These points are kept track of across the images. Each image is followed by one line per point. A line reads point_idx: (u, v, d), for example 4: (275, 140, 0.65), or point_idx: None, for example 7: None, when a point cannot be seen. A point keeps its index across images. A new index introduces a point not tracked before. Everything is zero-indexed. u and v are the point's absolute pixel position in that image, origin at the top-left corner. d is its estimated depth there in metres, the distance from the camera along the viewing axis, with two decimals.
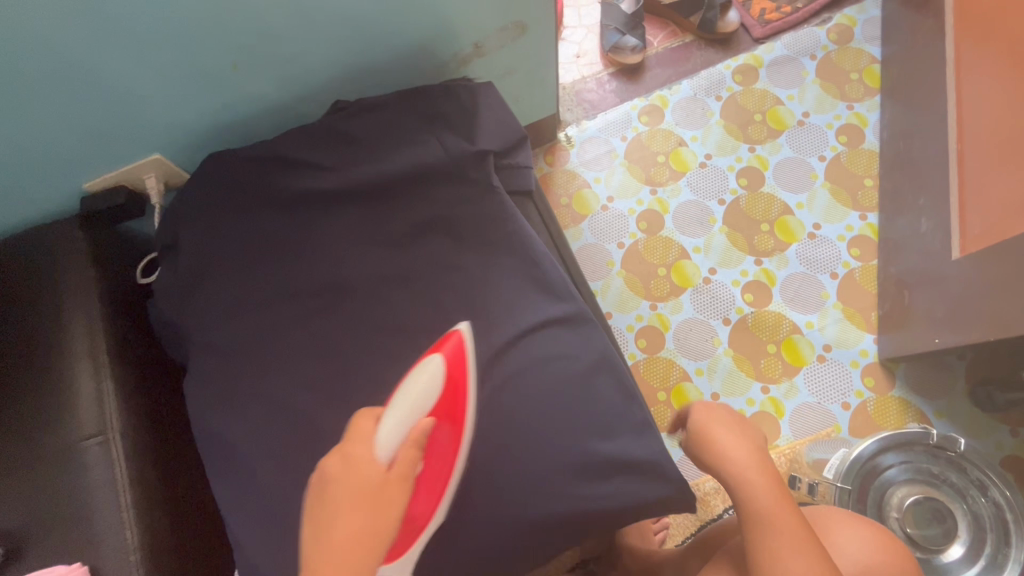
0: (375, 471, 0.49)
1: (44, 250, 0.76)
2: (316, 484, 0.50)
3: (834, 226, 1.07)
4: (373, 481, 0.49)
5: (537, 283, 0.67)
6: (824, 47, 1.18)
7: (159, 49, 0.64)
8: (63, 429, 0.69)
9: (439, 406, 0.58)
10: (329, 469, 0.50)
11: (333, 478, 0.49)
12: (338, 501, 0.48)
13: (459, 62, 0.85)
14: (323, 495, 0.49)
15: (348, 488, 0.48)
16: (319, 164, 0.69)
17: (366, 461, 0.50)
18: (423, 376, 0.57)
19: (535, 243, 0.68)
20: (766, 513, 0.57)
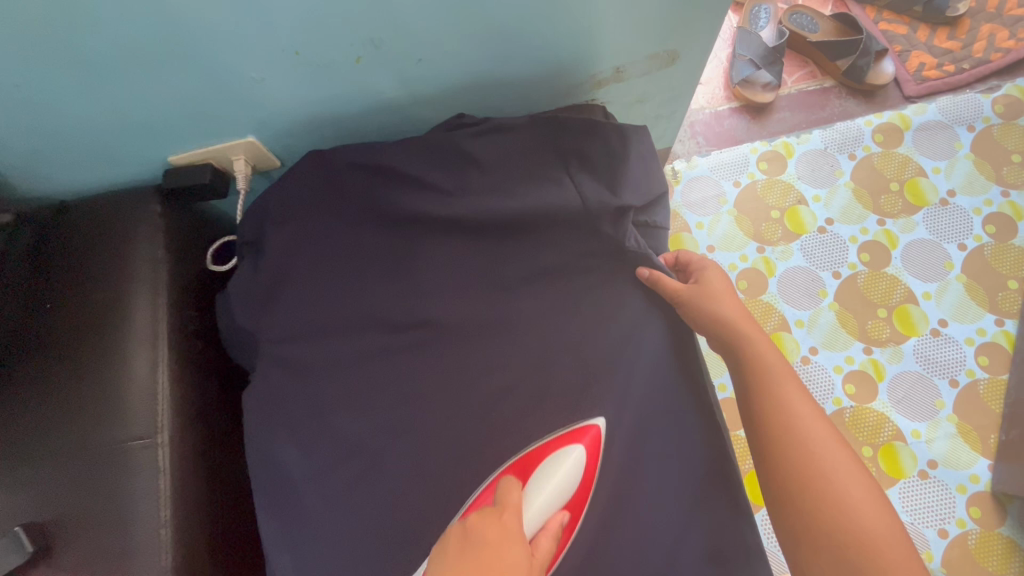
0: (525, 555, 0.46)
1: (118, 221, 0.70)
2: (464, 536, 0.47)
3: (964, 326, 0.95)
4: (521, 572, 0.45)
5: (654, 365, 0.61)
6: (985, 119, 1.04)
7: (282, 32, 0.56)
8: (111, 424, 0.63)
9: (569, 503, 0.54)
10: (480, 530, 0.47)
11: (485, 546, 0.45)
12: (474, 569, 0.44)
13: (593, 84, 0.75)
14: (464, 560, 0.45)
15: (493, 562, 0.44)
16: (439, 185, 0.63)
17: (516, 541, 0.46)
18: (566, 466, 0.54)
19: (657, 318, 0.62)
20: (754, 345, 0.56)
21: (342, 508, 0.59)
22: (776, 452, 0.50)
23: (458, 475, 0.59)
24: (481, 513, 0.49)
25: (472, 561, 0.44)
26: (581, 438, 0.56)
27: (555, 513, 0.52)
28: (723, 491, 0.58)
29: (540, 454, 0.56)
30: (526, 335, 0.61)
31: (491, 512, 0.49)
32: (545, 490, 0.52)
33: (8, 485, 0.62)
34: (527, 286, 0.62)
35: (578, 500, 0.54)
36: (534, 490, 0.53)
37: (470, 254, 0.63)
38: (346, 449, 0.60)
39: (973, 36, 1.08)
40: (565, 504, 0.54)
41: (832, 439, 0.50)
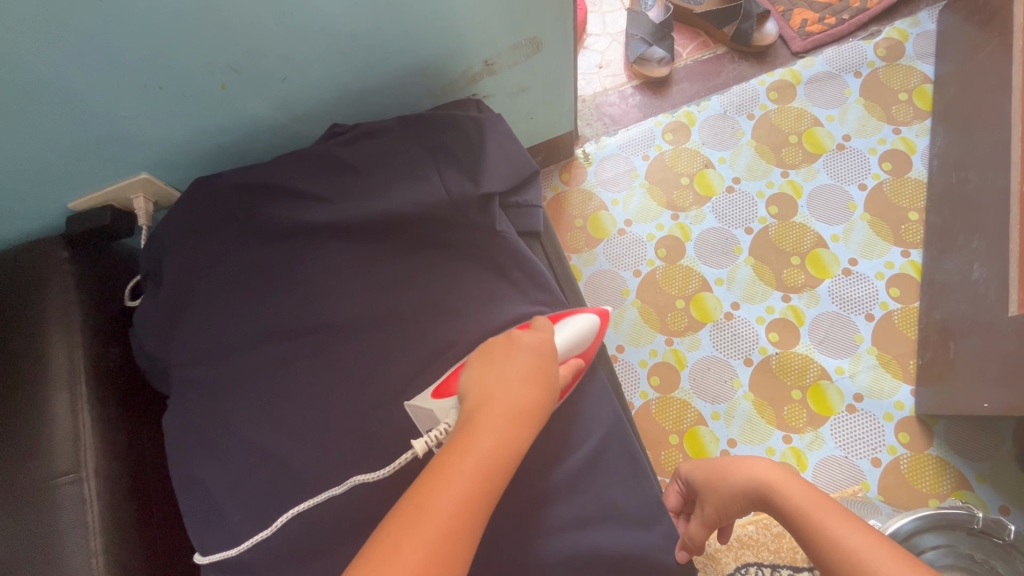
0: (554, 364, 0.55)
1: (27, 271, 0.73)
2: (505, 341, 0.55)
3: (872, 262, 0.99)
4: (551, 373, 0.54)
5: None
6: (870, 63, 1.08)
7: (139, 71, 0.60)
8: (34, 464, 0.65)
9: (583, 353, 0.65)
10: (519, 337, 0.56)
11: (525, 346, 0.54)
12: (519, 368, 0.52)
13: (467, 80, 0.79)
14: (508, 358, 0.54)
15: (535, 365, 0.53)
16: (319, 193, 0.66)
17: (549, 353, 0.56)
18: (584, 323, 0.65)
19: (539, 292, 0.67)
20: (760, 484, 0.60)
21: (259, 513, 0.61)
22: (821, 552, 0.51)
23: (369, 463, 0.62)
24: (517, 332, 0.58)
25: (510, 357, 0.54)
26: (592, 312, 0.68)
27: (572, 356, 0.62)
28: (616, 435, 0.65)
29: (560, 313, 0.66)
30: (417, 322, 0.65)
31: (529, 329, 0.58)
32: (569, 332, 0.63)
33: None
34: (413, 277, 0.66)
35: (587, 353, 0.65)
36: (559, 329, 0.63)
37: (355, 256, 0.66)
38: (258, 456, 0.63)
39: None
40: (580, 354, 0.64)
41: (847, 522, 0.52)
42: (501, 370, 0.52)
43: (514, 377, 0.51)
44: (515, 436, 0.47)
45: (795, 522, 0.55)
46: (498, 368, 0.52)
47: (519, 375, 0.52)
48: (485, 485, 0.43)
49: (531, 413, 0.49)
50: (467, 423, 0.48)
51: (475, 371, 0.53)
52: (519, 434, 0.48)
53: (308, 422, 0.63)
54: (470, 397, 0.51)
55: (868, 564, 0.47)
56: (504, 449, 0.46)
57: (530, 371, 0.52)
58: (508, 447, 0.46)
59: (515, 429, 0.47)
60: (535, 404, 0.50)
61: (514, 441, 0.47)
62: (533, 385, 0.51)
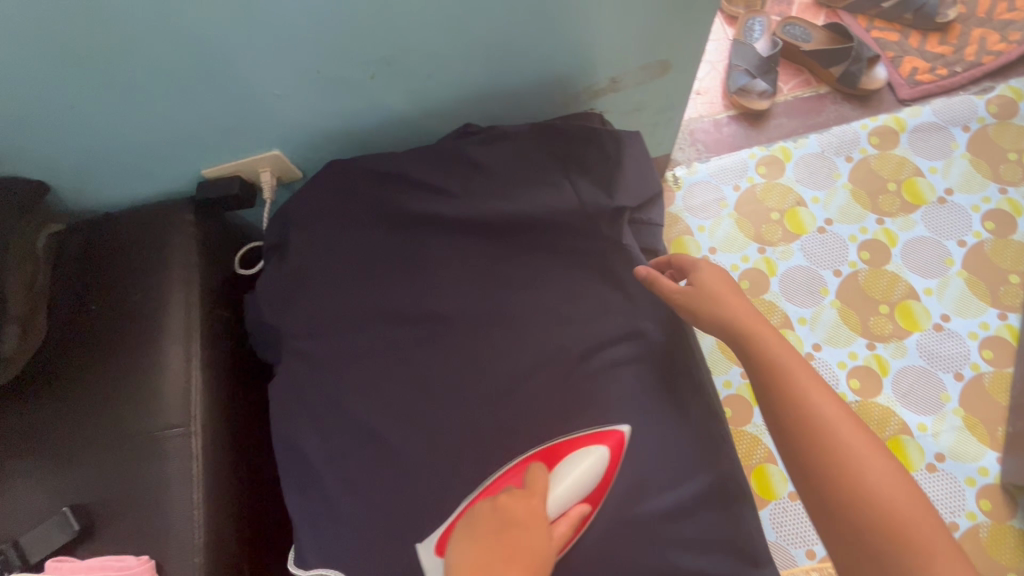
0: (547, 536, 0.49)
1: (157, 230, 0.77)
2: (495, 513, 0.49)
3: (966, 320, 0.96)
4: (543, 553, 0.47)
5: (649, 353, 0.65)
6: (980, 119, 1.06)
7: (303, 52, 0.63)
8: (149, 413, 0.68)
9: (589, 496, 0.57)
10: (510, 510, 0.49)
11: (517, 521, 0.48)
12: (506, 546, 0.46)
13: (590, 94, 0.81)
14: (493, 532, 0.48)
15: (524, 542, 0.47)
16: (449, 189, 0.68)
17: (540, 522, 0.50)
18: (590, 462, 0.57)
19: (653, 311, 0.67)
20: (750, 330, 0.57)
21: (357, 488, 0.63)
22: (798, 422, 0.52)
23: (469, 457, 0.63)
24: (509, 495, 0.52)
25: (502, 537, 0.47)
26: (605, 441, 0.59)
27: (576, 506, 0.54)
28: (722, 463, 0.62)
29: (567, 445, 0.60)
30: (528, 325, 0.66)
31: (520, 493, 0.52)
32: (569, 479, 0.56)
33: (51, 468, 0.67)
34: (528, 280, 0.67)
35: (595, 498, 0.57)
36: (557, 477, 0.56)
37: (476, 253, 0.68)
38: (362, 433, 0.65)
39: (964, 41, 1.11)
40: (584, 498, 0.56)
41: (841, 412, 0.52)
42: (491, 553, 0.46)
43: (497, 562, 0.45)
44: None
45: (774, 378, 0.54)
46: (482, 546, 0.46)
47: (505, 559, 0.45)
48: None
49: None
50: None
51: (461, 547, 0.48)
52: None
53: (412, 407, 0.65)
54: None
55: (849, 455, 0.50)
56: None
57: (525, 558, 0.46)
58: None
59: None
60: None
61: None
62: (520, 566, 0.45)
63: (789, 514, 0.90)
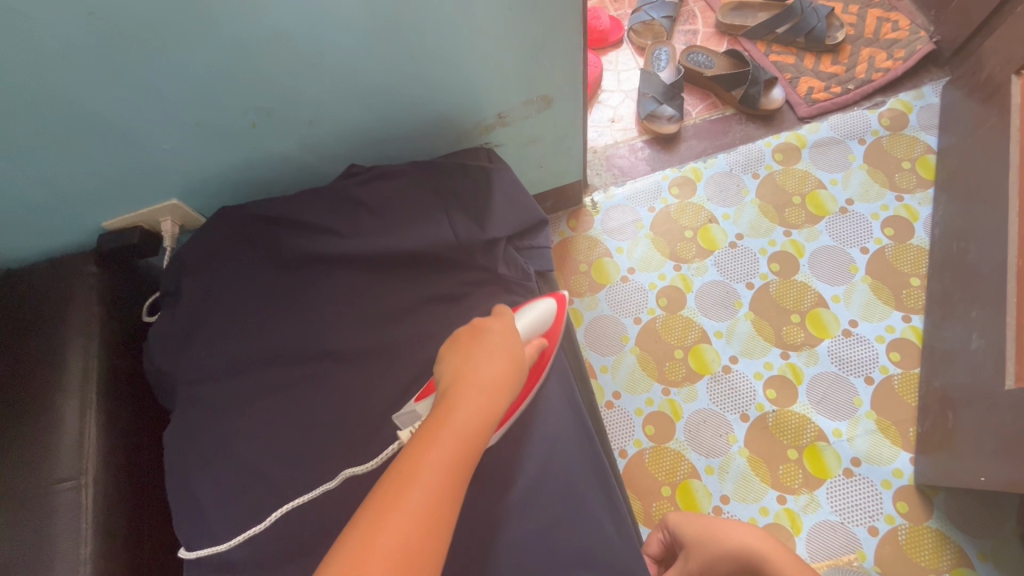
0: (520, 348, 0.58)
1: (55, 284, 0.78)
2: (472, 332, 0.58)
3: (873, 325, 0.99)
4: (517, 352, 0.57)
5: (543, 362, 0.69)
6: (874, 132, 1.12)
7: (177, 108, 0.66)
8: (38, 469, 0.68)
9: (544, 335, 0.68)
10: (484, 327, 0.59)
11: (490, 335, 0.57)
12: (488, 349, 0.55)
13: (481, 130, 0.84)
14: (474, 345, 0.56)
15: (500, 344, 0.56)
16: (333, 227, 0.70)
17: (513, 335, 0.59)
18: (543, 308, 0.67)
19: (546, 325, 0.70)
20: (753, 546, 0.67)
21: (242, 533, 0.62)
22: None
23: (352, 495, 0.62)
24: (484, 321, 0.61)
25: (482, 347, 0.56)
26: (550, 298, 0.70)
27: (535, 338, 0.64)
28: (592, 474, 0.67)
29: (521, 302, 0.68)
30: (412, 356, 0.67)
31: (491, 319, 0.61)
32: (529, 317, 0.66)
33: None
34: (413, 312, 0.69)
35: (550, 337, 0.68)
36: (519, 314, 0.66)
37: (360, 289, 0.69)
38: (249, 477, 0.64)
39: (855, 60, 1.18)
40: (543, 335, 0.67)
41: None
42: (473, 354, 0.55)
43: (481, 357, 0.54)
44: (488, 401, 0.50)
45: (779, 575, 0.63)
46: (467, 355, 0.55)
47: (482, 356, 0.54)
48: (465, 445, 0.46)
49: (502, 383, 0.53)
50: (443, 402, 0.50)
51: (446, 361, 0.56)
52: (489, 401, 0.50)
53: (298, 446, 0.65)
54: (442, 382, 0.54)
55: None
56: (477, 418, 0.49)
57: (501, 349, 0.55)
58: (479, 412, 0.49)
59: (485, 397, 0.50)
60: (502, 378, 0.53)
61: (487, 407, 0.50)
62: (503, 363, 0.54)
63: None
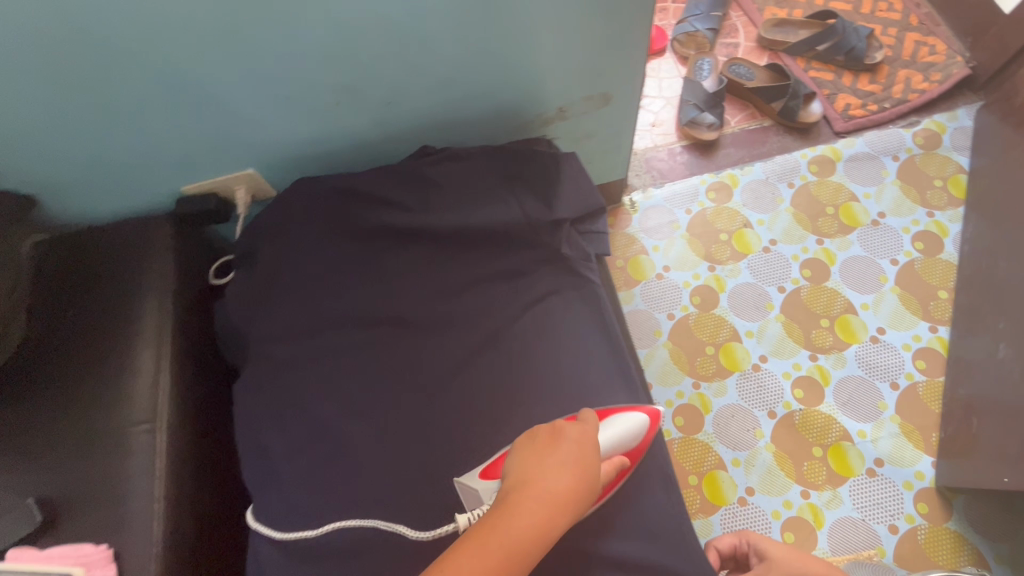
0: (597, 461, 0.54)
1: (134, 240, 0.82)
2: (551, 430, 0.55)
3: (900, 333, 1.03)
4: (593, 466, 0.53)
5: (599, 334, 0.71)
6: (908, 150, 1.16)
7: (273, 80, 0.71)
8: (117, 411, 0.72)
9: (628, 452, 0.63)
10: (563, 428, 0.56)
11: (567, 439, 0.54)
12: (561, 457, 0.52)
13: (541, 122, 0.89)
14: (550, 446, 0.54)
15: (574, 452, 0.53)
16: (406, 202, 0.75)
17: (592, 447, 0.55)
18: (634, 425, 0.63)
19: (602, 303, 0.74)
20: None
21: (309, 479, 0.66)
22: None
23: (414, 450, 0.66)
24: (566, 420, 0.58)
25: (557, 451, 0.53)
26: (643, 411, 0.65)
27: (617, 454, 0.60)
28: (644, 445, 0.67)
29: (609, 408, 0.65)
30: (476, 326, 0.71)
31: (575, 420, 0.57)
32: (616, 429, 0.62)
33: (17, 465, 0.69)
34: (478, 285, 0.73)
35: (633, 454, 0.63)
36: (608, 425, 0.62)
37: (428, 260, 0.74)
38: (316, 429, 0.68)
39: (892, 80, 1.22)
40: (625, 452, 0.63)
41: None
42: (544, 458, 0.52)
43: (553, 463, 0.52)
44: (546, 522, 0.48)
45: None
46: (539, 456, 0.52)
47: (552, 466, 0.51)
48: (503, 569, 0.45)
49: (566, 500, 0.49)
50: (502, 505, 0.49)
51: (518, 454, 0.54)
52: (548, 518, 0.48)
53: (364, 402, 0.69)
54: (507, 479, 0.52)
55: None
56: (532, 536, 0.47)
57: (572, 462, 0.52)
58: (535, 531, 0.47)
59: (541, 519, 0.48)
60: (569, 494, 0.50)
61: (545, 523, 0.48)
62: (573, 475, 0.51)
63: (738, 520, 0.94)
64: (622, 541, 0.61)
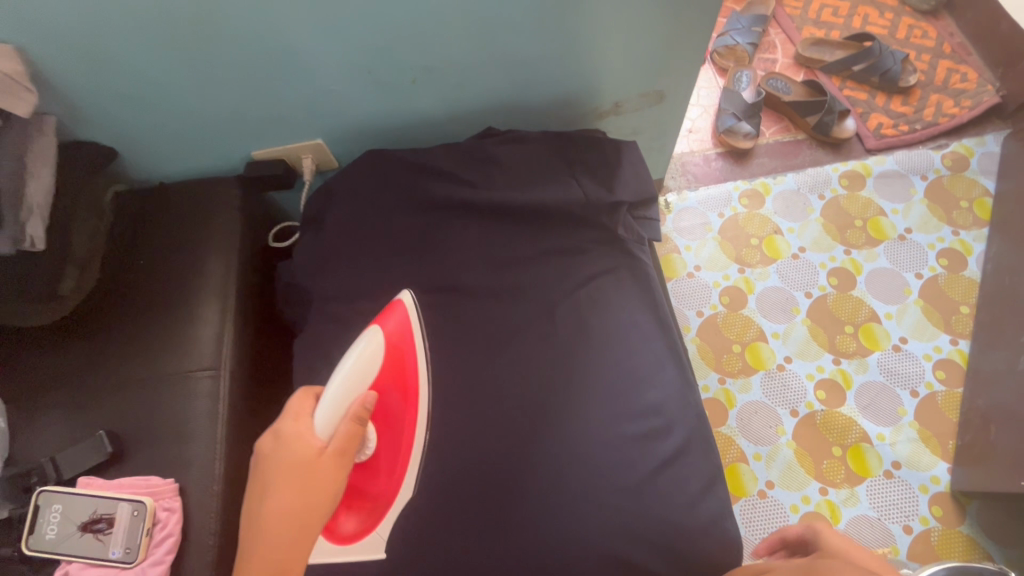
0: (314, 460, 0.56)
1: (205, 198, 0.86)
2: (271, 439, 0.58)
3: (922, 343, 1.07)
4: (305, 461, 0.56)
5: (650, 313, 0.75)
6: (936, 170, 1.21)
7: (357, 55, 0.75)
8: (184, 355, 0.75)
9: (381, 379, 0.63)
10: (284, 437, 0.57)
11: (288, 448, 0.56)
12: (277, 471, 0.56)
13: (596, 115, 0.94)
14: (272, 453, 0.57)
15: (284, 462, 0.56)
16: (472, 178, 0.79)
17: (300, 443, 0.56)
18: (365, 352, 0.61)
19: (653, 284, 0.78)
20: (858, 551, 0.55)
21: None
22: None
23: (470, 409, 0.70)
24: (287, 417, 0.59)
25: (274, 464, 0.56)
26: (380, 325, 0.65)
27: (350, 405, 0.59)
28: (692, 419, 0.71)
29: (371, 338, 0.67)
30: (532, 298, 0.75)
31: (288, 420, 0.58)
32: (353, 375, 0.60)
33: (89, 399, 0.73)
34: (536, 260, 0.77)
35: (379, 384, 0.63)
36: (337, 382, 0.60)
37: (490, 234, 0.78)
38: None
39: (924, 103, 1.27)
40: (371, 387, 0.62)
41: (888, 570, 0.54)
42: (275, 474, 0.55)
43: (273, 480, 0.55)
44: (285, 537, 0.53)
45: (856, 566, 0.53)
46: (271, 474, 0.56)
47: (267, 487, 0.55)
48: None
49: (282, 513, 0.54)
50: (253, 523, 0.55)
51: (264, 465, 0.57)
52: (277, 535, 0.53)
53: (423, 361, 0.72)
54: (263, 495, 0.56)
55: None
56: (265, 549, 0.53)
57: (287, 476, 0.55)
58: (267, 541, 0.53)
59: (280, 539, 0.54)
60: (281, 508, 0.54)
61: (273, 537, 0.53)
62: (279, 489, 0.55)
63: (757, 511, 0.97)
64: (667, 502, 0.66)
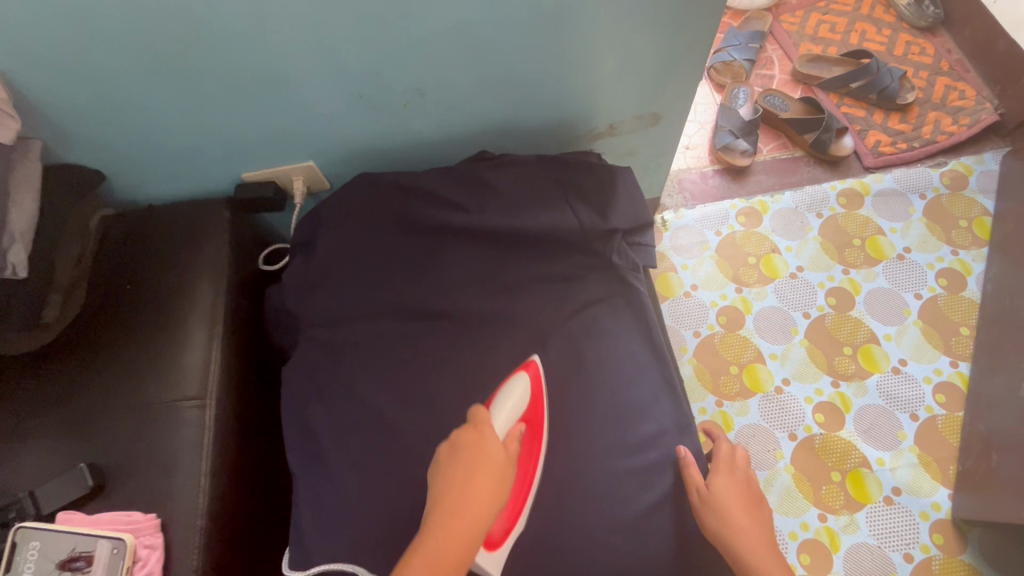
0: (506, 461, 0.58)
1: (194, 221, 0.84)
2: (455, 445, 0.58)
3: (922, 365, 1.05)
4: (501, 462, 0.57)
5: (644, 343, 0.74)
6: (935, 189, 1.20)
7: (347, 78, 0.74)
8: (169, 385, 0.73)
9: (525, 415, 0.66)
10: (464, 439, 0.58)
11: (489, 449, 0.57)
12: (476, 465, 0.56)
13: (591, 136, 0.93)
14: (470, 451, 0.57)
15: (483, 457, 0.57)
16: (464, 203, 0.78)
17: (494, 447, 0.58)
18: (519, 389, 0.65)
19: (648, 312, 0.76)
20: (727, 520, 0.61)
21: (355, 463, 0.68)
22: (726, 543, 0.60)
23: None
24: (468, 425, 0.60)
25: (469, 462, 0.56)
26: (526, 370, 0.68)
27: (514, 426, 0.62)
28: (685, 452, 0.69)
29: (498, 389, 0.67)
30: (524, 326, 0.73)
31: (471, 429, 0.59)
32: (506, 405, 0.64)
33: (72, 430, 0.71)
34: (529, 287, 0.75)
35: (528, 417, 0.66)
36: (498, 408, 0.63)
37: (482, 260, 0.76)
38: (364, 415, 0.70)
39: (922, 121, 1.26)
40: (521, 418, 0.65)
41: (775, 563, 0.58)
42: (472, 470, 0.55)
43: (472, 475, 0.55)
44: (468, 537, 0.52)
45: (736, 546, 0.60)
46: (466, 469, 0.56)
47: (467, 471, 0.55)
48: None
49: (481, 509, 0.54)
50: (440, 523, 0.53)
51: (444, 469, 0.57)
52: (470, 531, 0.53)
53: (413, 392, 0.71)
54: (436, 500, 0.55)
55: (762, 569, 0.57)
56: (456, 552, 0.52)
57: (492, 470, 0.56)
58: (463, 542, 0.52)
59: (470, 528, 0.53)
60: (488, 499, 0.54)
61: (462, 543, 0.52)
62: (484, 480, 0.55)
63: None
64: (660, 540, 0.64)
